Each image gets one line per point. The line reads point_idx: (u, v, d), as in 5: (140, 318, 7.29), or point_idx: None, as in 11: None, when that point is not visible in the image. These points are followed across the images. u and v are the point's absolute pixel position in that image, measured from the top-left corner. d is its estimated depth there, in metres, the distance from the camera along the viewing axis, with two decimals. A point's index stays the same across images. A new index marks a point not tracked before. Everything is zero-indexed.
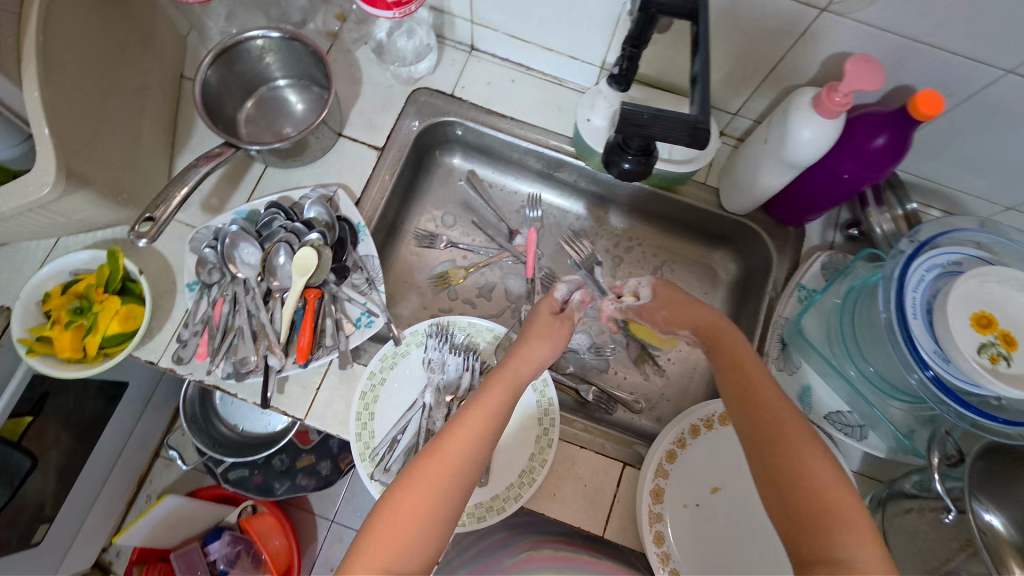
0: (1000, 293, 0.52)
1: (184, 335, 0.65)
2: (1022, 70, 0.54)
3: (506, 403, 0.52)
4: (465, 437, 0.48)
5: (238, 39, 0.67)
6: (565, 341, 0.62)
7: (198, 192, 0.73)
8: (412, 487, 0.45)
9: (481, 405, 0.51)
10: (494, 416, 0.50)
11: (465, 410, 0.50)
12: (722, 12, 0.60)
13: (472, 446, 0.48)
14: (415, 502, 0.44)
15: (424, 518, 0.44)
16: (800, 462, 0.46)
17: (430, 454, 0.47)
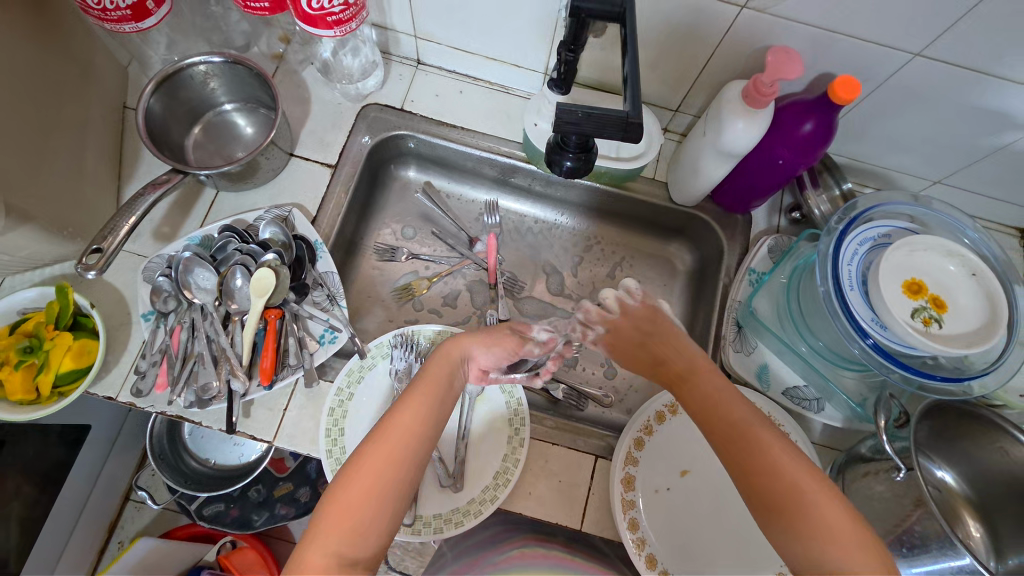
0: (926, 260, 0.56)
1: (142, 367, 0.64)
2: (928, 52, 0.58)
3: (442, 390, 0.57)
4: (406, 421, 0.52)
5: (180, 66, 0.66)
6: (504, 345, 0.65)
7: (148, 221, 0.72)
8: (354, 482, 0.48)
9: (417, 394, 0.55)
10: (433, 403, 0.55)
11: (405, 399, 0.55)
12: (650, 13, 0.63)
13: (413, 435, 0.52)
14: (359, 496, 0.47)
15: (373, 499, 0.48)
16: (784, 476, 0.49)
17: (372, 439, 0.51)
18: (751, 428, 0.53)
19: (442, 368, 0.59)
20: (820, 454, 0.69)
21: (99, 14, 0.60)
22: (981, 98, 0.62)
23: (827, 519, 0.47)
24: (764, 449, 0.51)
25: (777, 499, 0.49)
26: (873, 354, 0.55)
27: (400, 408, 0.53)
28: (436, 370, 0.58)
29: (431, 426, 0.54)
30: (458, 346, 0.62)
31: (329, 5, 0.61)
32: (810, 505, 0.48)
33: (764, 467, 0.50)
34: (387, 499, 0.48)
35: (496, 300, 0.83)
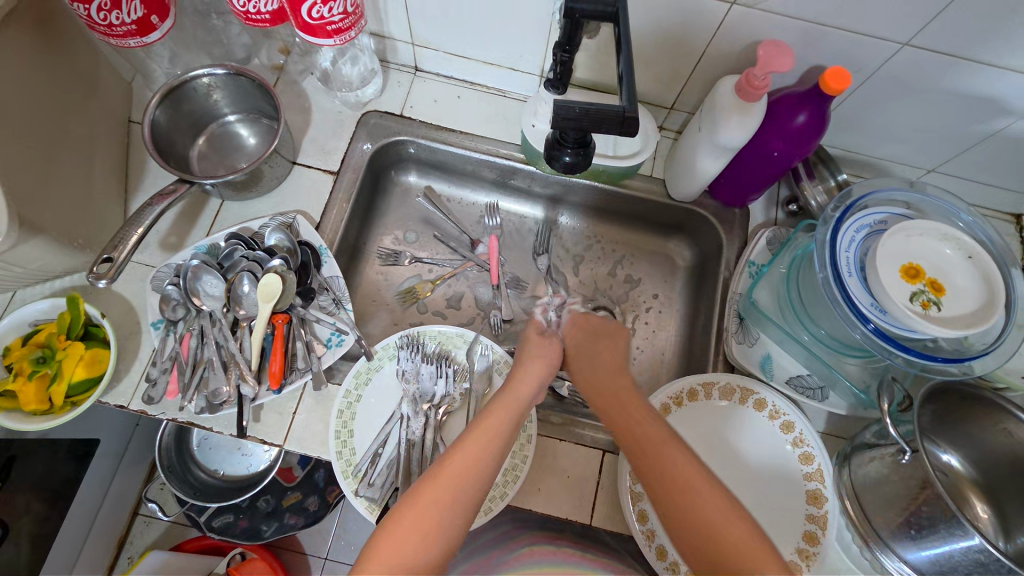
0: (923, 244, 0.57)
1: (153, 374, 0.65)
2: (916, 42, 0.59)
3: (508, 425, 0.54)
4: (465, 458, 0.50)
5: (184, 79, 0.68)
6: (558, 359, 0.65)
7: (155, 232, 0.73)
8: (411, 509, 0.47)
9: (478, 429, 0.53)
10: (500, 436, 0.53)
11: (469, 429, 0.53)
12: (643, 12, 0.65)
13: (472, 477, 0.49)
14: (417, 522, 0.46)
15: (427, 539, 0.46)
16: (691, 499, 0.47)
17: (432, 476, 0.49)
18: (668, 448, 0.50)
19: (511, 402, 0.57)
20: (826, 442, 0.70)
21: (105, 30, 0.61)
22: (971, 85, 0.63)
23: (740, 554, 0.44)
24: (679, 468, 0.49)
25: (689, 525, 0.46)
26: (874, 338, 0.55)
27: (473, 431, 0.53)
28: (505, 404, 0.56)
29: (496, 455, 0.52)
30: (527, 375, 0.60)
31: (328, 15, 0.63)
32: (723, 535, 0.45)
33: (675, 488, 0.48)
34: (439, 538, 0.46)
35: (500, 300, 0.84)
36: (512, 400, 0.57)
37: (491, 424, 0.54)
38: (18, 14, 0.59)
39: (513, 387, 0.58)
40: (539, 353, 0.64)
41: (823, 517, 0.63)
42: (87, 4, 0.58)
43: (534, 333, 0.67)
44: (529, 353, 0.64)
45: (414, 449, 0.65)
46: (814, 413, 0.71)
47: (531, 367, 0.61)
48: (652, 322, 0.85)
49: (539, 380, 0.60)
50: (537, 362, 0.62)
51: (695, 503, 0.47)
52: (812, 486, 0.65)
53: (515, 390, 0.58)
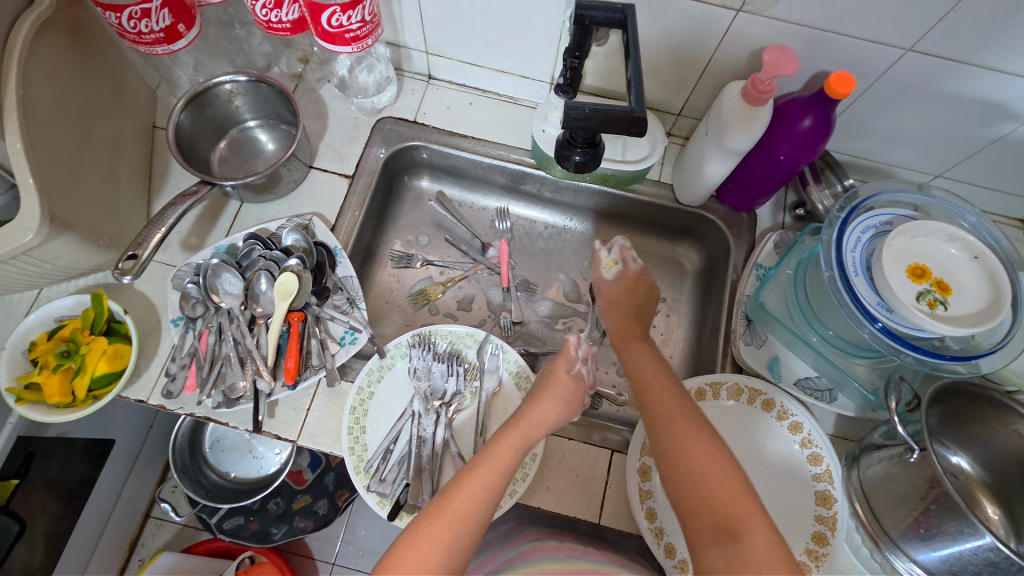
0: (928, 244, 0.58)
1: (172, 369, 0.67)
2: (919, 48, 0.61)
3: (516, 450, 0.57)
4: (476, 485, 0.53)
5: (207, 85, 0.70)
6: (580, 403, 0.64)
7: (176, 233, 0.75)
8: (435, 521, 0.51)
9: (489, 457, 0.56)
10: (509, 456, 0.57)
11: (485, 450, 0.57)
12: (651, 21, 0.67)
13: (480, 500, 0.52)
14: (438, 534, 0.50)
15: (444, 552, 0.49)
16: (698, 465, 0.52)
17: (439, 502, 0.52)
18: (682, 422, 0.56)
19: (520, 435, 0.59)
20: (835, 444, 0.70)
21: (135, 38, 0.64)
22: (976, 89, 0.64)
23: (732, 503, 0.49)
24: (675, 426, 0.56)
25: (686, 475, 0.52)
26: (882, 337, 0.56)
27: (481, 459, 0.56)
28: (516, 432, 0.59)
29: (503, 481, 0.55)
30: (538, 417, 0.60)
31: (347, 23, 0.65)
32: (710, 484, 0.51)
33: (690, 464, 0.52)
34: (449, 556, 0.50)
35: (510, 303, 0.85)
36: (521, 430, 0.59)
37: (499, 453, 0.56)
38: (54, 24, 0.61)
39: (527, 420, 0.60)
40: (558, 391, 0.63)
41: (832, 517, 0.63)
42: (119, 13, 0.61)
43: (562, 370, 0.66)
44: (549, 391, 0.63)
45: (425, 445, 0.66)
46: (824, 416, 0.71)
47: (545, 406, 0.61)
48: (661, 325, 0.85)
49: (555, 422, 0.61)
50: (554, 400, 0.62)
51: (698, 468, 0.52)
52: (821, 487, 0.65)
53: (528, 419, 0.60)
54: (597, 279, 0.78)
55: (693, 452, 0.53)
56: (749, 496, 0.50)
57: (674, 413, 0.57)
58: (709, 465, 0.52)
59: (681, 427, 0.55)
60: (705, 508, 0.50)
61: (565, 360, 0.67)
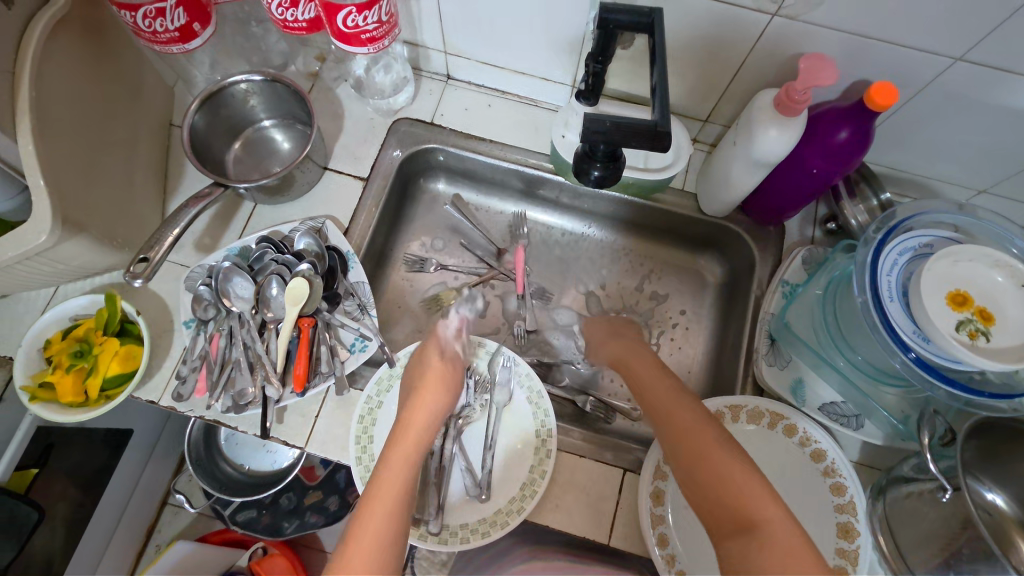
0: (971, 270, 0.54)
1: (183, 372, 0.66)
2: (970, 57, 0.56)
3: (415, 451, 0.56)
4: (376, 509, 0.50)
5: (223, 84, 0.69)
6: (457, 376, 0.65)
7: (190, 233, 0.75)
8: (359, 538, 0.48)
9: (385, 479, 0.52)
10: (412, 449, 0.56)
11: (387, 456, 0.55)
12: (678, 22, 0.63)
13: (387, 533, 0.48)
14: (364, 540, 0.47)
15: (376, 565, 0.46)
16: (706, 459, 0.50)
17: (345, 546, 0.47)
18: (684, 415, 0.55)
19: (408, 449, 0.56)
20: (859, 472, 0.67)
21: (150, 36, 0.63)
22: None
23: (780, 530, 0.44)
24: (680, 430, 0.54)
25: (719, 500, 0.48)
26: (914, 368, 0.52)
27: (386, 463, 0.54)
28: (407, 437, 0.57)
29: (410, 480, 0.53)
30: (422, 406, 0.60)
31: (363, 23, 0.63)
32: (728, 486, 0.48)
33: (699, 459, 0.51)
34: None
35: (524, 310, 0.84)
36: (409, 442, 0.56)
37: (395, 467, 0.53)
38: (67, 24, 0.61)
39: (410, 420, 0.59)
40: (433, 376, 0.64)
41: (854, 552, 0.60)
42: (134, 12, 0.60)
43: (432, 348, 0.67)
44: (427, 380, 0.63)
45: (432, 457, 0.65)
46: (849, 443, 0.68)
47: (419, 415, 0.59)
48: (679, 337, 0.83)
49: (435, 407, 0.61)
50: (432, 385, 0.63)
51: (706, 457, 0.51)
52: (844, 519, 0.61)
53: (414, 422, 0.59)
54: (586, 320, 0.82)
55: (703, 439, 0.52)
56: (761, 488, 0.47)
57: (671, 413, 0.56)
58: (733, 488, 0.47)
59: (702, 439, 0.52)
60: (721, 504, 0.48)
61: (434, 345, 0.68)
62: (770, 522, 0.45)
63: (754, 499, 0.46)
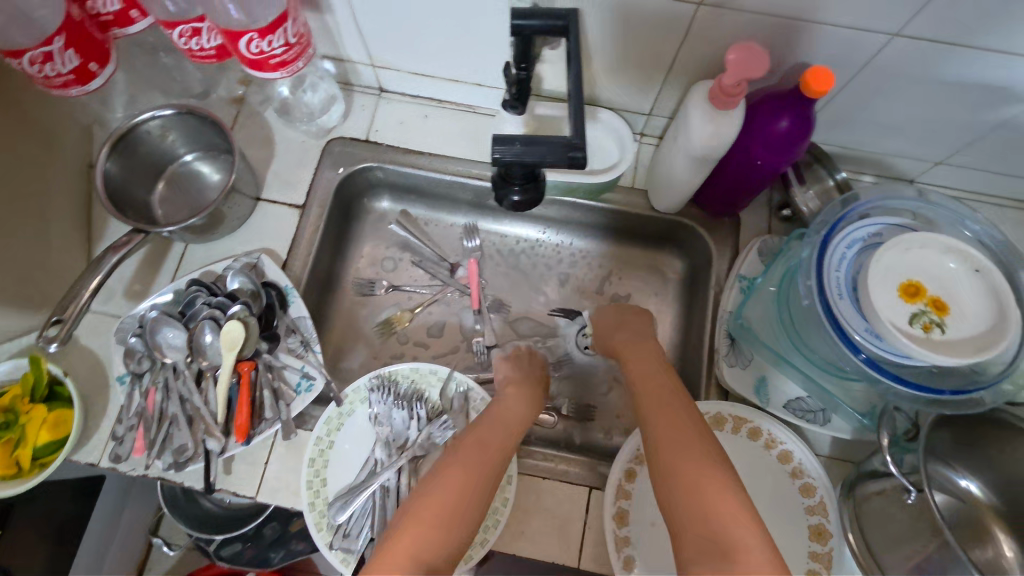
0: (923, 258, 0.51)
1: (120, 432, 0.63)
2: (908, 32, 0.53)
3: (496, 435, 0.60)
4: (413, 531, 0.48)
5: (131, 124, 0.66)
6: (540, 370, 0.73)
7: (120, 281, 0.71)
8: (428, 497, 0.51)
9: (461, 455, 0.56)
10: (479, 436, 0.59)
11: (463, 441, 0.58)
12: (605, 16, 0.60)
13: (463, 503, 0.51)
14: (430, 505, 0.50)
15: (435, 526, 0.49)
16: (688, 465, 0.48)
17: (415, 508, 0.50)
18: (681, 410, 0.54)
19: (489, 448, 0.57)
20: (831, 468, 0.65)
21: (42, 82, 0.59)
22: (976, 72, 0.57)
23: (730, 510, 0.45)
24: (668, 427, 0.53)
25: (675, 468, 0.49)
26: (868, 369, 0.50)
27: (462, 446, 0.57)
28: (473, 432, 0.59)
29: (500, 455, 0.58)
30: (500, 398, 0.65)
31: (269, 48, 0.59)
32: (706, 491, 0.46)
33: (682, 461, 0.49)
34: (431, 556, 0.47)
35: (482, 325, 0.81)
36: (477, 464, 0.55)
37: (475, 446, 0.57)
38: None
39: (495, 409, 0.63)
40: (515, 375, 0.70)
41: (827, 554, 0.59)
42: (18, 59, 0.56)
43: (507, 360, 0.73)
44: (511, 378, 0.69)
45: (389, 496, 0.63)
46: (817, 438, 0.66)
47: (483, 442, 0.58)
48: None
49: (530, 396, 0.67)
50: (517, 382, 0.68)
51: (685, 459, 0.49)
52: (815, 521, 0.60)
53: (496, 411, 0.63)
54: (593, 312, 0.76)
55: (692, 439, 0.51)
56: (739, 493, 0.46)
57: (659, 410, 0.55)
58: (691, 461, 0.49)
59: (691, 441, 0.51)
60: (698, 513, 0.45)
61: (518, 365, 0.72)
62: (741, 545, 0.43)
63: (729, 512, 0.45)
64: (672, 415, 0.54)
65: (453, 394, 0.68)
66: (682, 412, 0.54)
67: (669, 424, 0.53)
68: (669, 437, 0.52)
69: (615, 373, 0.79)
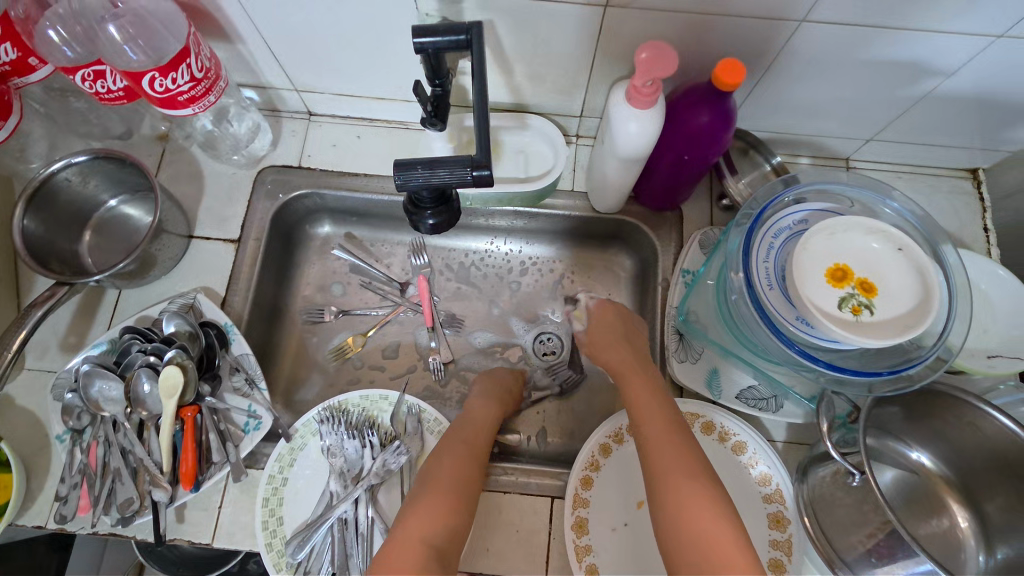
0: (847, 241, 0.51)
1: (63, 491, 0.61)
2: (812, 17, 0.53)
3: (467, 459, 0.61)
4: (401, 558, 0.50)
5: (45, 174, 0.64)
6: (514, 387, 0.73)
7: (54, 334, 0.69)
8: (409, 527, 0.53)
9: (436, 484, 0.57)
10: (458, 462, 0.60)
11: (436, 467, 0.60)
12: (516, 25, 0.59)
13: (439, 529, 0.53)
14: (414, 533, 0.52)
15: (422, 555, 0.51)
16: (677, 478, 0.51)
17: (397, 537, 0.52)
18: (666, 419, 0.57)
19: (457, 476, 0.58)
20: (788, 453, 0.65)
21: None
22: (885, 50, 0.57)
23: (711, 532, 0.47)
24: (659, 437, 0.55)
25: (662, 493, 0.51)
26: (802, 358, 0.51)
27: (437, 475, 0.58)
28: (447, 456, 0.61)
29: (473, 481, 0.59)
30: (472, 417, 0.66)
31: (174, 85, 0.58)
32: (693, 503, 0.49)
33: (672, 473, 0.52)
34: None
35: (436, 342, 0.80)
36: (448, 493, 0.56)
37: (446, 473, 0.58)
38: None
39: (465, 429, 0.64)
40: (488, 390, 0.70)
41: (787, 541, 0.59)
42: None
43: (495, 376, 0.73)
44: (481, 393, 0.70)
45: (348, 527, 0.61)
46: (772, 424, 0.66)
47: (450, 472, 0.59)
48: None
49: (490, 412, 0.67)
50: (489, 398, 0.69)
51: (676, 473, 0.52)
52: (773, 509, 0.60)
53: (466, 433, 0.64)
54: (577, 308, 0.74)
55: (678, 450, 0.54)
56: (720, 503, 0.49)
57: (651, 417, 0.57)
58: (681, 473, 0.52)
59: (677, 452, 0.53)
60: (686, 523, 0.49)
61: (487, 382, 0.72)
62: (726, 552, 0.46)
63: (714, 524, 0.48)
64: (661, 434, 0.55)
65: (406, 417, 0.67)
66: (669, 422, 0.57)
67: (656, 444, 0.55)
68: (658, 460, 0.53)
69: (573, 377, 0.79)
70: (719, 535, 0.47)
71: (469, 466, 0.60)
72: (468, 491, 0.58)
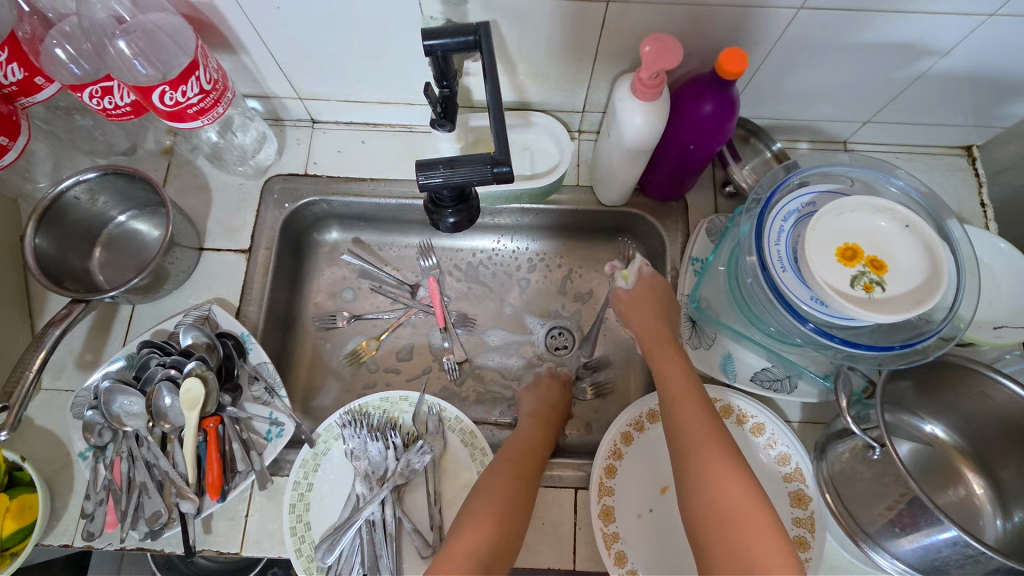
0: (854, 221, 0.53)
1: (88, 508, 0.61)
2: (810, 4, 0.55)
3: (514, 470, 0.61)
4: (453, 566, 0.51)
5: (55, 193, 0.64)
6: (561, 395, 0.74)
7: (69, 353, 0.69)
8: (460, 537, 0.54)
9: (487, 494, 0.58)
10: (511, 473, 0.61)
11: (489, 478, 0.60)
12: (519, 25, 0.60)
13: (484, 536, 0.54)
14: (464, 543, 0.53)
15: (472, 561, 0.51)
16: (705, 456, 0.52)
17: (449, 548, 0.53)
18: (693, 400, 0.58)
19: (506, 484, 0.59)
20: (804, 432, 0.66)
21: None
22: (880, 33, 0.58)
23: (738, 506, 0.48)
24: (685, 418, 0.56)
25: (693, 472, 0.52)
26: (817, 335, 0.52)
27: (486, 486, 0.59)
28: (498, 469, 0.61)
29: (518, 485, 0.60)
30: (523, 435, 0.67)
31: (184, 98, 0.58)
32: (723, 479, 0.50)
33: (701, 452, 0.53)
34: None
35: (449, 342, 0.80)
36: (496, 502, 0.57)
37: (492, 484, 0.59)
38: None
39: (513, 444, 0.65)
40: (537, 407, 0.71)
41: (810, 518, 0.60)
42: None
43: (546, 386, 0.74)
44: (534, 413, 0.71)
45: (376, 529, 0.61)
46: (786, 405, 0.67)
47: (497, 483, 0.59)
48: (612, 331, 0.81)
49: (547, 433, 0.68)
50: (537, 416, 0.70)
51: (705, 450, 0.53)
52: (794, 487, 0.61)
53: (513, 446, 0.65)
54: (612, 288, 0.73)
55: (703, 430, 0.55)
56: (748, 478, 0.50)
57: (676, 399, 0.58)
58: (711, 452, 0.53)
59: (704, 432, 0.54)
60: (716, 500, 0.50)
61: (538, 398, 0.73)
62: (755, 526, 0.47)
63: (740, 498, 0.49)
64: (688, 415, 0.57)
65: (427, 417, 0.67)
66: (694, 402, 0.58)
67: (684, 425, 0.56)
68: (688, 436, 0.55)
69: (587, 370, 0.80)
70: (748, 511, 0.48)
71: (518, 479, 0.61)
72: (514, 493, 0.59)
